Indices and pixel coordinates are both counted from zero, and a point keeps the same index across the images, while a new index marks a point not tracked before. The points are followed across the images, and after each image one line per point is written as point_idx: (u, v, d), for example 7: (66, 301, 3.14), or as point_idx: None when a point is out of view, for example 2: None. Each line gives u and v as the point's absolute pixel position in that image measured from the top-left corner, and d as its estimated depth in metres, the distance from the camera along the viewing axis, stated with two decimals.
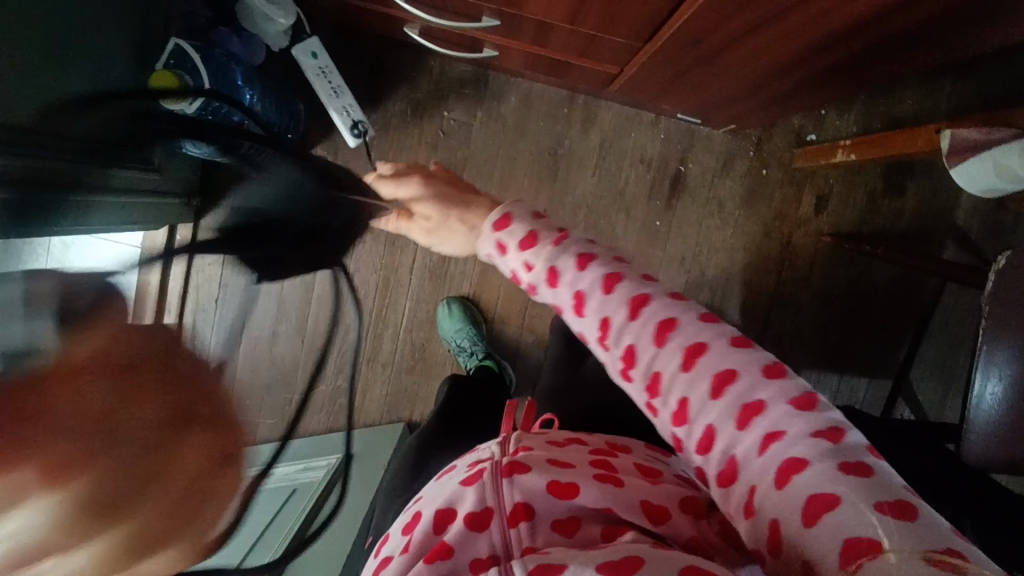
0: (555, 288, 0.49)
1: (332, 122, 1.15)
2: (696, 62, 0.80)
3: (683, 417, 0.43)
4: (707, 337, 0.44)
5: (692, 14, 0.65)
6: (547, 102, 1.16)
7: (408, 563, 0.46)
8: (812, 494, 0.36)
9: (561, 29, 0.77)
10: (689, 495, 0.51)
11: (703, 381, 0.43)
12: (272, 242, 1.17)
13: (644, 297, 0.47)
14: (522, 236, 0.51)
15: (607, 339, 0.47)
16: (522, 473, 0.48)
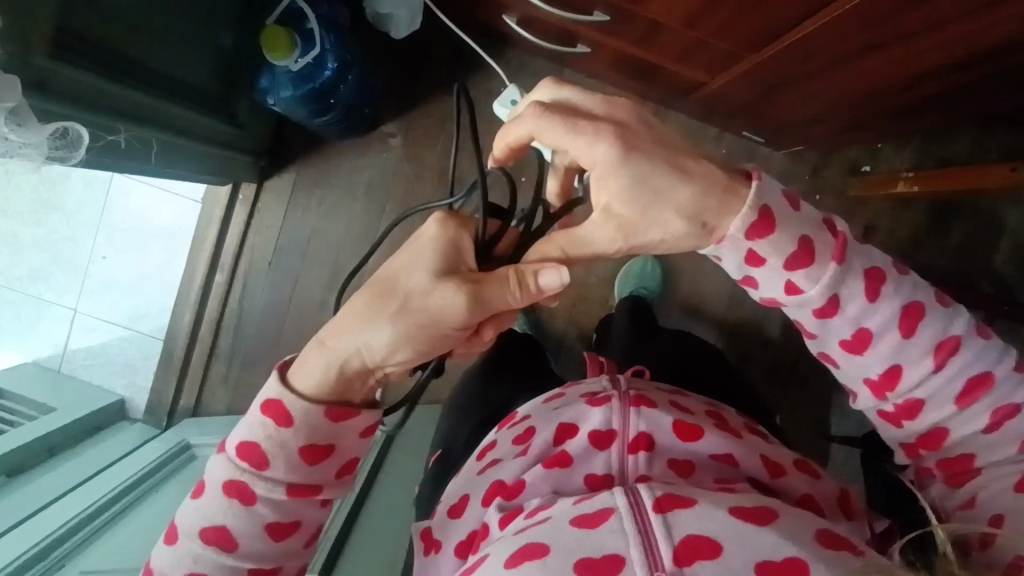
0: (825, 313, 0.49)
1: (406, 101, 1.17)
2: (795, 77, 0.83)
3: (913, 412, 0.51)
4: (966, 341, 0.50)
5: (815, 30, 0.67)
6: None
7: (525, 465, 0.55)
8: None
9: (672, 31, 0.79)
10: (802, 458, 0.57)
11: (952, 380, 0.49)
12: (333, 211, 1.18)
13: (882, 275, 0.48)
14: (794, 249, 0.46)
15: (869, 358, 0.50)
16: (648, 408, 0.55)
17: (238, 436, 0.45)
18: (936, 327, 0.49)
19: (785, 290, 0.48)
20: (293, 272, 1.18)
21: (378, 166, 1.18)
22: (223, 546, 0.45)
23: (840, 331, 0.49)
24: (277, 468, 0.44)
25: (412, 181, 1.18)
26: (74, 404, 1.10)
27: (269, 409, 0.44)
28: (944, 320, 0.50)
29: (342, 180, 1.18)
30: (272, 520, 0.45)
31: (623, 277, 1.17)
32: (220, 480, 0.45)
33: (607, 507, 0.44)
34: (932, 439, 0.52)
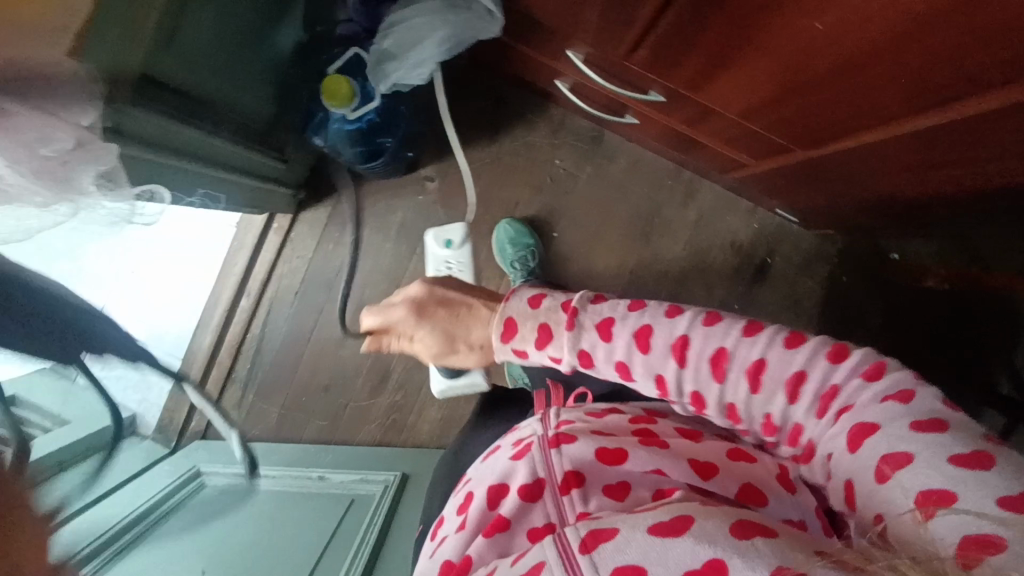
0: (586, 362, 0.57)
1: (447, 147, 1.18)
2: (841, 175, 0.83)
3: (772, 426, 0.52)
4: (765, 354, 0.51)
5: (869, 141, 0.68)
6: (654, 171, 1.20)
7: (466, 539, 0.53)
8: (870, 439, 0.44)
9: (723, 118, 0.81)
10: (737, 449, 0.57)
11: (772, 392, 0.51)
12: (363, 248, 1.19)
13: (678, 338, 0.53)
14: (535, 330, 0.58)
15: (675, 387, 0.54)
16: (569, 445, 0.54)
17: None
18: (705, 341, 0.52)
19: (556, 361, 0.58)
20: (317, 304, 1.19)
21: (411, 208, 1.19)
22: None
23: (609, 367, 0.56)
24: None
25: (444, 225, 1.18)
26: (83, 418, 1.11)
27: None
28: (714, 334, 0.52)
29: (375, 218, 1.19)
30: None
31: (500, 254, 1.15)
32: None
33: (539, 563, 0.42)
34: (790, 437, 0.52)
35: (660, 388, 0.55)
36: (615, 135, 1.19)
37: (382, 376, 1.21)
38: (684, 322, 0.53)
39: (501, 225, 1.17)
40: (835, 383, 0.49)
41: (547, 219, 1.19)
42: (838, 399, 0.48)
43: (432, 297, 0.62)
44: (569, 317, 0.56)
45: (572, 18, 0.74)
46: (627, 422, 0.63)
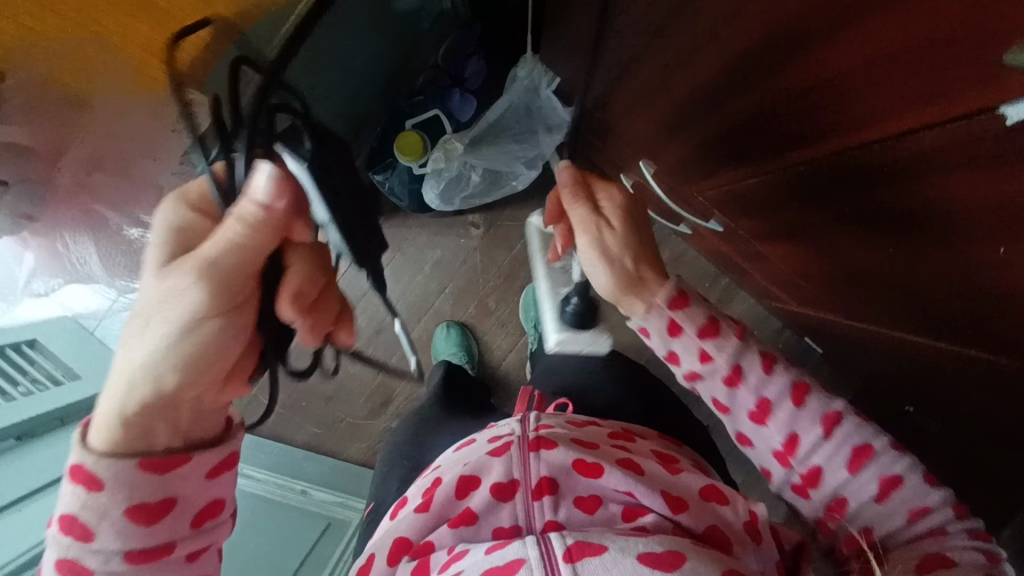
0: (760, 418, 0.54)
1: (499, 198, 1.19)
2: (873, 351, 0.83)
3: (837, 508, 0.52)
4: (899, 469, 0.51)
5: (907, 343, 0.69)
6: (693, 269, 1.20)
7: (427, 524, 0.52)
8: (939, 553, 0.47)
9: (776, 266, 0.81)
10: (712, 483, 0.54)
11: (879, 492, 0.51)
12: (396, 275, 1.21)
13: (834, 414, 0.52)
14: (699, 323, 0.54)
15: (772, 429, 0.53)
16: (547, 450, 0.53)
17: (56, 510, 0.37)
18: (880, 451, 0.51)
19: (699, 359, 0.54)
20: None
21: (451, 249, 1.21)
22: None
23: (745, 400, 0.54)
24: (104, 519, 0.36)
25: (478, 273, 1.21)
26: (96, 375, 1.17)
27: (78, 475, 0.36)
28: (886, 457, 0.51)
29: (414, 250, 1.21)
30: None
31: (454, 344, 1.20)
32: (50, 532, 0.37)
33: (517, 559, 0.44)
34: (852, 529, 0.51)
35: (782, 450, 0.53)
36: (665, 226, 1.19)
37: (384, 401, 1.23)
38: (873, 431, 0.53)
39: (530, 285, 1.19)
40: (924, 503, 0.51)
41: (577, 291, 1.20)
42: (924, 517, 0.50)
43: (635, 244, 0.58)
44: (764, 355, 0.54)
45: (659, 145, 0.76)
46: (607, 436, 0.61)
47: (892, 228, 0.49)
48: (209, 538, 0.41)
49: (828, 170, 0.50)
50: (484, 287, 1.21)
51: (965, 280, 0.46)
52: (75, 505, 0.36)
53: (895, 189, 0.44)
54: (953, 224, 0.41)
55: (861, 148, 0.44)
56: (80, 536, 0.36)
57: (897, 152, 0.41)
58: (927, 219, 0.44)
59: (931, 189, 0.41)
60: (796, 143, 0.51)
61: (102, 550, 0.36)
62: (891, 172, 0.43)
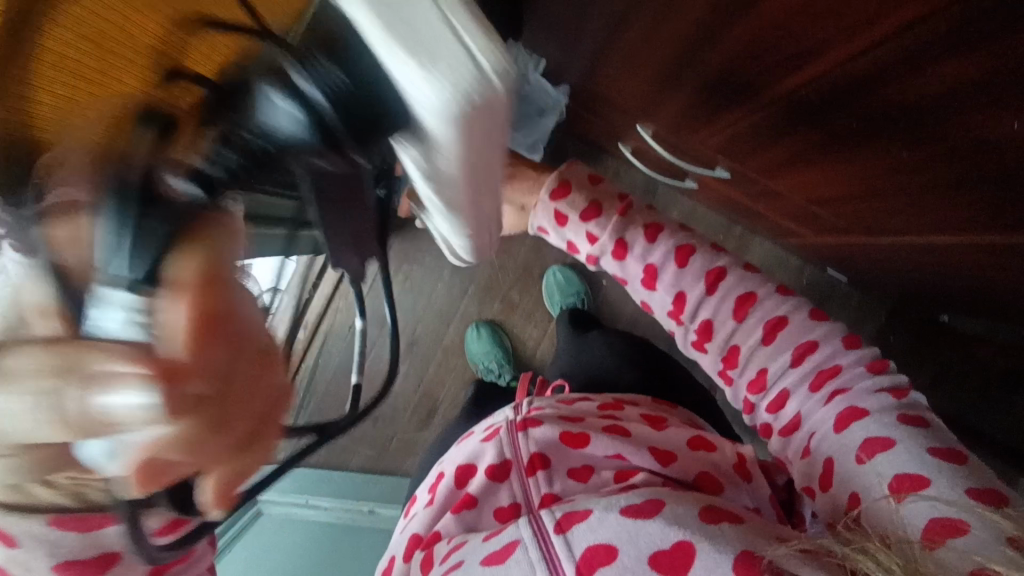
0: (655, 284, 0.65)
1: None
2: (901, 263, 0.83)
3: (760, 385, 0.60)
4: (815, 337, 0.58)
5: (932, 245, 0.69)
6: (705, 225, 1.21)
7: (434, 515, 0.53)
8: (848, 406, 0.53)
9: (788, 199, 0.82)
10: (699, 432, 0.56)
11: (799, 367, 0.57)
12: (419, 285, 1.25)
13: (811, 341, 0.58)
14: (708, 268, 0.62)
15: (660, 291, 0.64)
16: (535, 427, 0.52)
17: None
18: (735, 337, 0.62)
19: (589, 240, 0.66)
20: (372, 338, 1.26)
21: None
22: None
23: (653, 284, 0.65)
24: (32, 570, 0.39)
25: (495, 270, 1.24)
26: None
27: None
28: (832, 351, 0.57)
29: (431, 259, 1.24)
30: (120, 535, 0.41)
31: (472, 356, 1.21)
32: None
33: (513, 541, 0.44)
34: (791, 424, 0.58)
35: (674, 312, 0.65)
36: (669, 188, 1.20)
37: (429, 411, 1.26)
38: (756, 334, 0.60)
39: (548, 270, 1.22)
40: (838, 366, 0.56)
41: (596, 267, 1.22)
42: (836, 379, 0.56)
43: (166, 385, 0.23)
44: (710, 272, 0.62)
45: (652, 100, 0.77)
46: (597, 409, 0.59)
47: (899, 128, 0.50)
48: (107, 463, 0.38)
49: (829, 87, 0.51)
50: (506, 281, 1.25)
51: (986, 157, 0.47)
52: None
53: (897, 86, 0.45)
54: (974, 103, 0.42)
55: (860, 56, 0.45)
56: None
57: (892, 52, 0.43)
58: (941, 105, 0.44)
59: (926, 78, 0.42)
60: (793, 64, 0.52)
61: None
62: (884, 76, 0.45)
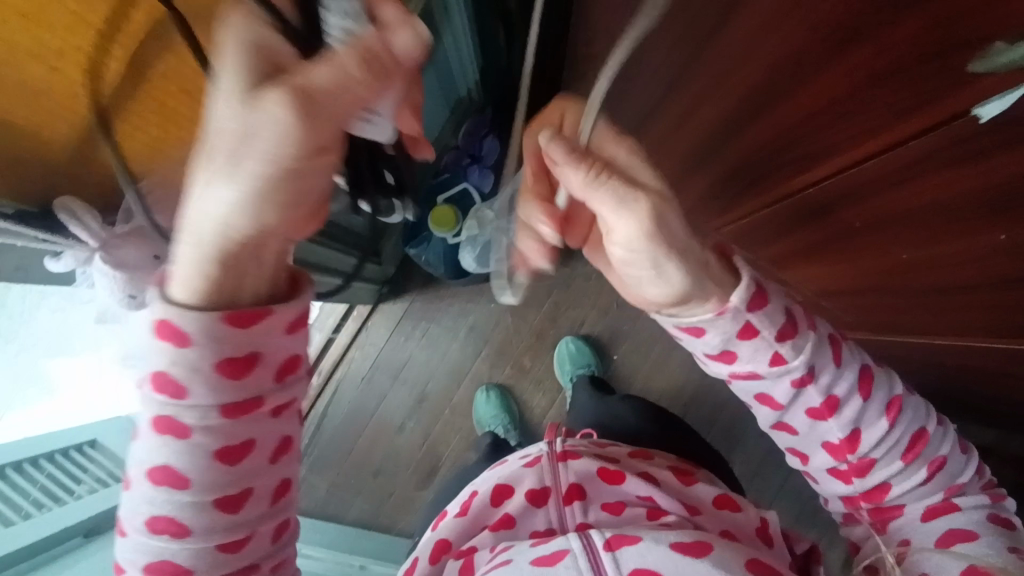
0: (819, 414, 0.49)
1: None
2: (905, 363, 0.86)
3: (862, 472, 0.51)
4: (927, 427, 0.52)
5: (931, 345, 0.72)
6: None
7: (466, 529, 0.54)
8: (943, 497, 0.52)
9: (798, 290, 0.86)
10: (725, 492, 0.56)
11: (917, 465, 0.52)
12: (436, 342, 1.29)
13: (919, 429, 0.52)
14: (857, 365, 0.50)
15: (833, 424, 0.50)
16: (574, 459, 0.56)
17: (148, 468, 0.41)
18: (874, 449, 0.50)
19: (769, 361, 0.48)
20: (383, 390, 1.29)
21: (483, 314, 1.28)
22: (176, 346, 0.37)
23: (813, 398, 0.49)
24: (195, 492, 0.41)
25: (511, 335, 1.28)
26: None
27: (162, 427, 0.40)
28: (937, 440, 0.52)
29: (449, 318, 1.29)
30: (220, 495, 0.42)
31: (478, 418, 1.23)
32: (151, 492, 0.41)
33: (561, 550, 0.45)
34: (875, 491, 0.53)
35: (836, 445, 0.50)
36: None
37: (431, 470, 1.27)
38: (884, 422, 0.50)
39: (562, 339, 1.25)
40: (942, 453, 0.52)
41: (608, 342, 1.26)
42: (941, 466, 0.52)
43: (262, 236, 0.36)
44: (868, 385, 0.50)
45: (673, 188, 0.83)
46: (627, 454, 0.61)
47: (906, 228, 0.55)
48: (286, 404, 0.44)
49: (845, 184, 0.55)
50: (521, 347, 1.28)
51: (992, 262, 0.50)
52: (156, 456, 0.40)
53: (914, 186, 0.49)
54: (988, 205, 0.45)
55: (875, 157, 0.50)
56: (173, 531, 0.41)
57: (908, 154, 0.47)
58: (958, 209, 0.48)
59: (942, 176, 0.46)
60: (806, 165, 0.57)
61: (198, 528, 0.42)
62: (892, 178, 0.50)
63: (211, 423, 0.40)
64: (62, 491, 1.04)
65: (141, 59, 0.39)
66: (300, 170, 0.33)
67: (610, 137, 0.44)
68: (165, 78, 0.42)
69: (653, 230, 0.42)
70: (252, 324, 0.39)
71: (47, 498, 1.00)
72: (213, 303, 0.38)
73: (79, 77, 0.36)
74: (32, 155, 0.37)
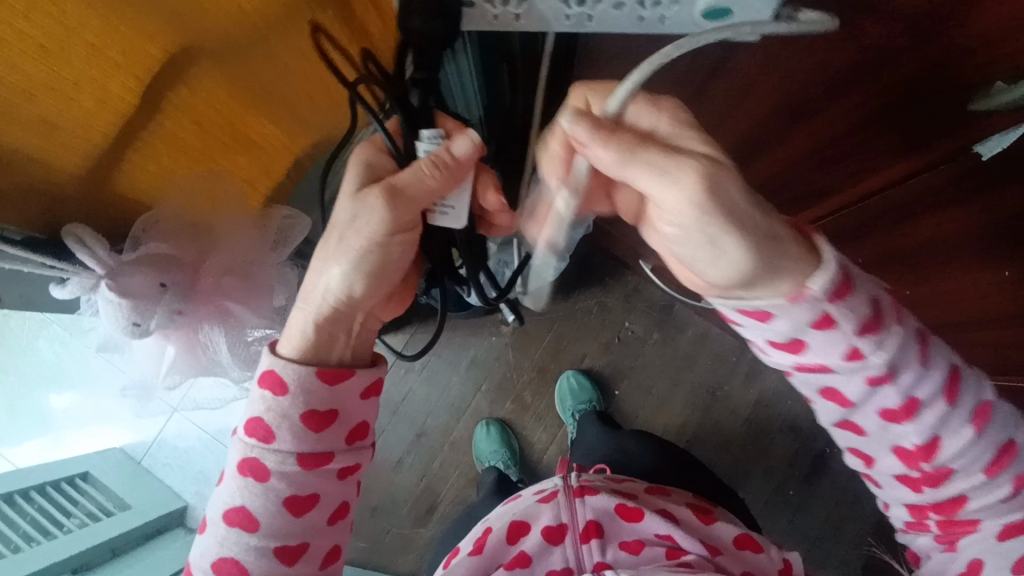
0: (893, 418, 0.45)
1: (525, 298, 1.27)
2: None
3: (935, 482, 0.48)
4: (1017, 439, 0.47)
5: None
6: (719, 346, 1.24)
7: (480, 566, 0.52)
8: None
9: None
10: (746, 532, 0.55)
11: (1001, 481, 0.47)
12: (436, 376, 1.28)
13: (1010, 441, 0.47)
14: (944, 365, 0.45)
15: (908, 428, 0.45)
16: (592, 494, 0.53)
17: (229, 507, 0.50)
18: (949, 458, 0.46)
19: (843, 356, 0.43)
20: (382, 424, 1.27)
21: (484, 347, 1.28)
22: (274, 394, 0.49)
23: (890, 399, 0.44)
24: (264, 538, 0.50)
25: (512, 369, 1.27)
26: (146, 504, 1.17)
27: (247, 468, 0.50)
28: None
29: (450, 352, 1.28)
30: (281, 545, 0.50)
31: (478, 454, 1.21)
32: (228, 528, 0.50)
33: None
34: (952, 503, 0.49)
35: (909, 451, 0.46)
36: (685, 309, 1.25)
37: (429, 507, 1.24)
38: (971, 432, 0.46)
39: (564, 374, 1.24)
40: None
41: (610, 377, 1.25)
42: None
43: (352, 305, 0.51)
44: (955, 389, 0.45)
45: None
46: (643, 490, 0.60)
47: (926, 254, 0.56)
48: (350, 465, 0.53)
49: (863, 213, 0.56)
50: (522, 381, 1.27)
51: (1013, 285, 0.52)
52: (239, 495, 0.50)
53: (935, 214, 0.50)
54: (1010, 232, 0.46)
55: (894, 186, 0.50)
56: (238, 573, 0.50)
57: (926, 183, 0.48)
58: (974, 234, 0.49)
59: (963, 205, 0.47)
60: (811, 201, 0.60)
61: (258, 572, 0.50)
62: (902, 211, 0.53)
63: (288, 469, 0.50)
64: (52, 525, 1.02)
65: (155, 91, 0.40)
66: (386, 249, 0.50)
67: (645, 105, 0.41)
68: (177, 110, 0.42)
69: (706, 200, 0.37)
70: (338, 381, 0.50)
71: (36, 532, 0.98)
72: (308, 360, 0.51)
73: (94, 109, 0.36)
74: (38, 181, 0.37)
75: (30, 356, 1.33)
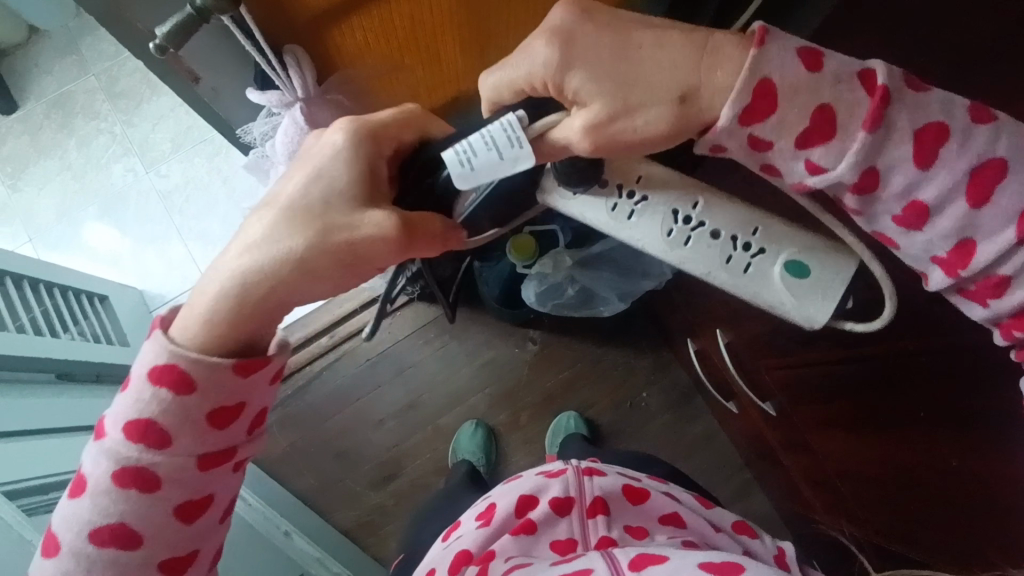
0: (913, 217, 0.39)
1: (562, 327, 1.28)
2: None
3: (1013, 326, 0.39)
4: None
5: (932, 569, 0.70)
6: (719, 453, 1.23)
7: (488, 536, 0.55)
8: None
9: (818, 464, 0.85)
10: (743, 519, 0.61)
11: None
12: (449, 359, 1.29)
13: None
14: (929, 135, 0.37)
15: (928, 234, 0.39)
16: (599, 476, 0.59)
17: (99, 522, 0.42)
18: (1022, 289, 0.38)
19: (808, 171, 0.40)
20: (382, 380, 1.28)
21: (504, 354, 1.28)
22: (173, 391, 0.41)
23: (889, 203, 0.40)
24: (152, 548, 0.44)
25: (521, 385, 1.27)
26: (142, 350, 1.20)
27: (128, 477, 0.42)
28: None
29: (471, 343, 1.29)
30: (170, 557, 0.44)
31: (453, 447, 1.21)
32: (100, 544, 0.42)
33: (587, 568, 0.46)
34: (957, 257, 0.39)
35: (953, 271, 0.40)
36: (704, 405, 1.25)
37: (387, 475, 1.24)
38: (906, 155, 0.37)
39: (566, 411, 1.24)
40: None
41: (607, 435, 1.24)
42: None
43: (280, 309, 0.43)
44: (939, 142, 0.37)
45: (741, 316, 0.85)
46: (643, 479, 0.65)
47: None
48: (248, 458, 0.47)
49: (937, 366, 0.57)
50: (524, 401, 1.27)
51: None
52: (117, 512, 0.42)
53: None
54: None
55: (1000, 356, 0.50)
56: None
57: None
58: None
59: None
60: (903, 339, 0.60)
61: None
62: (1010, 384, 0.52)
63: (185, 475, 0.43)
64: (60, 327, 1.05)
65: None
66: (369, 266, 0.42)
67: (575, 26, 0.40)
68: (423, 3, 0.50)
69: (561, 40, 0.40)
70: (252, 377, 0.43)
71: (46, 326, 1.01)
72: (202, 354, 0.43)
73: None
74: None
75: (102, 177, 1.38)
